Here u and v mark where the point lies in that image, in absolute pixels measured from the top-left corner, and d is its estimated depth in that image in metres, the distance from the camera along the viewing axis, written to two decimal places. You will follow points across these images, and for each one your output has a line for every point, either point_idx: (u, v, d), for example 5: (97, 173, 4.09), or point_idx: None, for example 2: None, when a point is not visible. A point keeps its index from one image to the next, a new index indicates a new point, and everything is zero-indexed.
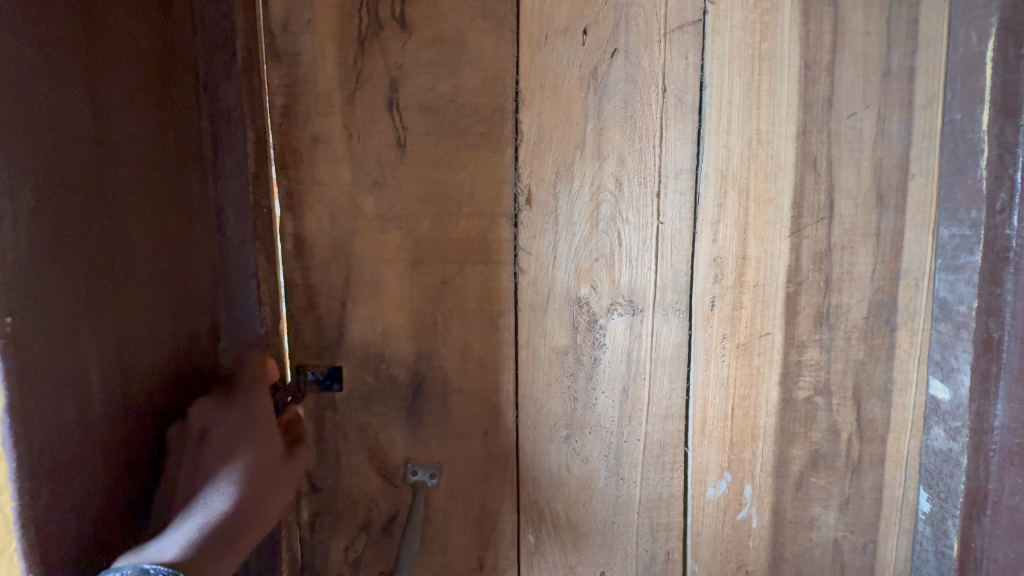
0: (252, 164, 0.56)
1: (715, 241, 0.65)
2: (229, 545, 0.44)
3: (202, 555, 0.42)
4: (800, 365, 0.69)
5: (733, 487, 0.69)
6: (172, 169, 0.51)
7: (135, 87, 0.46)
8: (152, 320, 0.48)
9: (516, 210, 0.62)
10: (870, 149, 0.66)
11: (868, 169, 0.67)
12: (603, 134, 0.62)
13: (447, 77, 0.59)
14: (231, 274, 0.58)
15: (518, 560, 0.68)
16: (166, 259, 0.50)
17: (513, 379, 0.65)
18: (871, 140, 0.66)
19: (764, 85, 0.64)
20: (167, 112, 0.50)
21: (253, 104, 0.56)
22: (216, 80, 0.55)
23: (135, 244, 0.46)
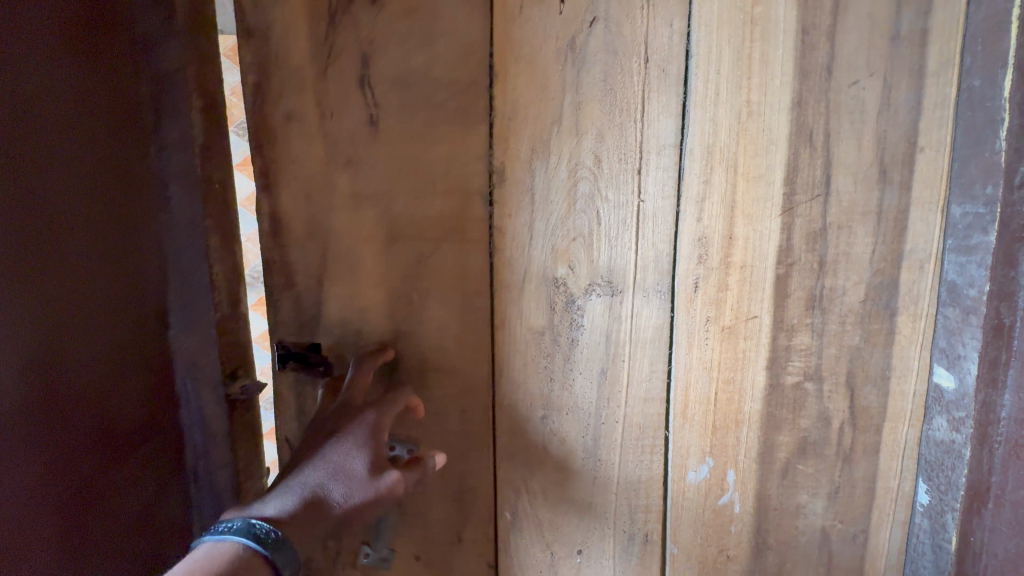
0: (199, 132, 0.62)
1: (699, 220, 0.63)
2: (327, 515, 0.56)
3: (300, 523, 0.54)
4: (788, 350, 0.66)
5: (715, 472, 0.68)
6: (117, 161, 0.59)
7: (68, 98, 0.54)
8: (94, 308, 0.57)
9: (491, 187, 0.61)
10: (873, 120, 0.62)
11: (870, 143, 0.62)
12: (581, 108, 0.60)
13: (419, 51, 0.58)
14: (180, 238, 0.63)
15: (495, 536, 0.69)
16: (114, 249, 0.59)
17: (490, 359, 0.64)
18: (875, 111, 0.62)
19: (756, 52, 0.60)
20: (107, 105, 0.57)
21: (201, 78, 0.62)
22: (155, 53, 0.60)
23: (75, 245, 0.55)
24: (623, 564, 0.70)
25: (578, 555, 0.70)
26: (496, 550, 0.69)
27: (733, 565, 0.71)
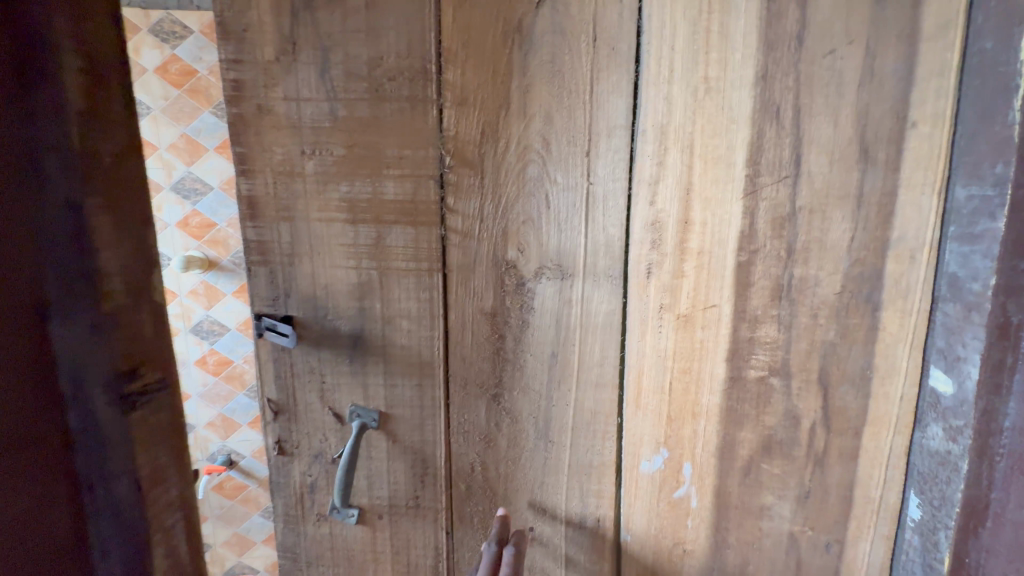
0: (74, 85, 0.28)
1: (653, 203, 0.61)
2: None
3: None
4: (751, 342, 0.62)
5: (670, 463, 0.66)
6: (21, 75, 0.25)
7: None
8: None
9: (442, 171, 0.63)
10: (853, 94, 0.56)
11: (849, 119, 0.56)
12: (529, 91, 0.60)
13: (373, 42, 0.61)
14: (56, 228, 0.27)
15: (450, 505, 0.72)
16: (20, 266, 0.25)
17: (444, 337, 0.68)
18: (855, 84, 0.56)
19: (714, 24, 0.56)
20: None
21: None
22: None
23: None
24: (576, 545, 0.71)
25: (530, 532, 0.71)
26: (452, 518, 0.73)
27: (691, 560, 0.69)
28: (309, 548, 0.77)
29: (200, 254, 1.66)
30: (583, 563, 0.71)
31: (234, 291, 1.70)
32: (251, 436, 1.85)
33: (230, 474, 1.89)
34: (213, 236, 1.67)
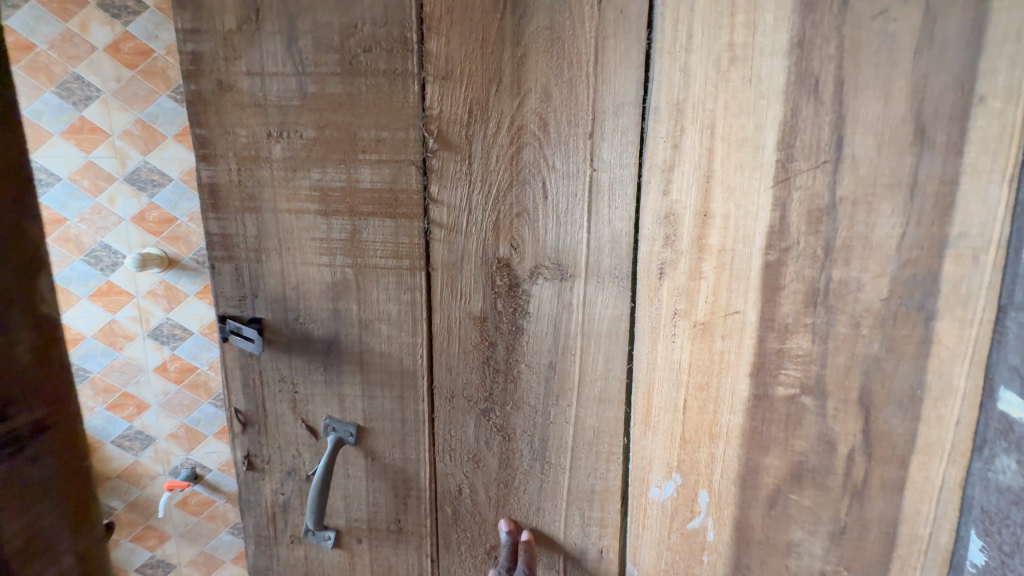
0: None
1: (666, 192, 0.52)
2: None
3: None
4: (780, 355, 0.54)
5: (683, 491, 0.58)
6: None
7: None
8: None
9: (425, 156, 0.55)
10: (907, 63, 0.47)
11: (901, 94, 0.47)
12: (523, 63, 0.52)
13: (346, 7, 0.53)
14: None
15: (435, 530, 0.65)
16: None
17: (428, 344, 0.60)
18: (909, 51, 0.47)
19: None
20: None
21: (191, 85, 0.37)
22: None
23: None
24: None
25: None
26: (438, 544, 0.65)
27: None
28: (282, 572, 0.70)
29: (160, 252, 1.53)
30: None
31: (198, 292, 1.59)
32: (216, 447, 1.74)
33: (196, 487, 1.79)
34: (170, 232, 1.53)
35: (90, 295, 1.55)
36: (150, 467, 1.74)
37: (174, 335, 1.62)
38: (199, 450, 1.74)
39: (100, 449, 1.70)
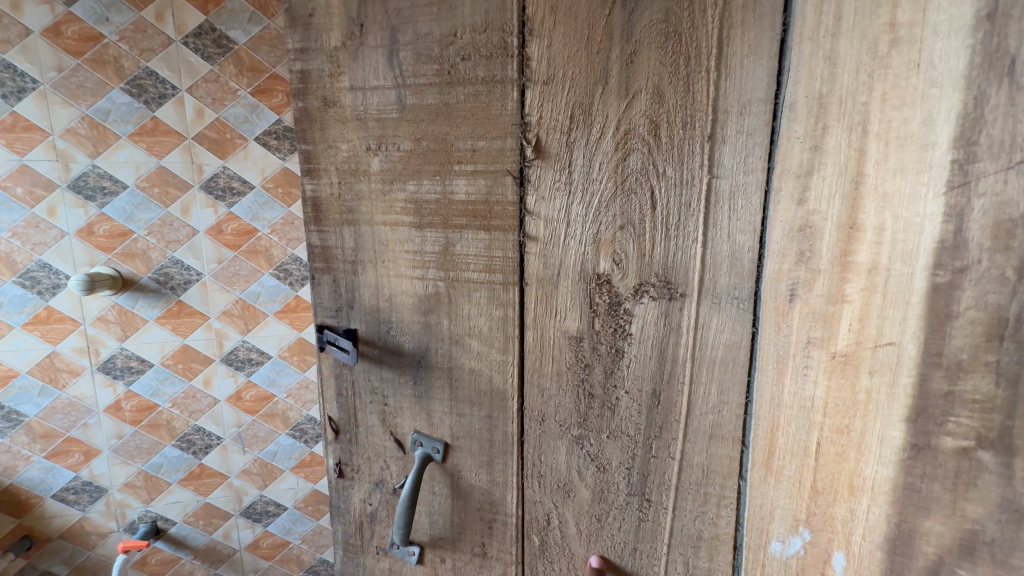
0: None
1: (802, 202, 0.45)
2: None
3: None
4: (948, 399, 0.44)
5: (813, 549, 0.50)
6: None
7: None
8: None
9: (523, 165, 0.52)
10: None
11: None
12: (633, 61, 0.47)
13: (446, 16, 0.52)
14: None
15: (520, 558, 0.61)
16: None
17: (519, 363, 0.57)
18: None
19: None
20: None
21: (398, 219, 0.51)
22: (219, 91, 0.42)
23: None
24: None
25: None
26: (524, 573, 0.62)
27: None
28: None
29: (111, 271, 1.44)
30: None
31: (277, 311, 1.56)
32: (229, 490, 1.72)
33: (157, 544, 1.75)
34: (125, 249, 1.44)
35: (25, 323, 1.44)
36: (99, 523, 1.68)
37: (248, 360, 1.59)
38: (274, 488, 1.73)
39: (39, 506, 1.62)
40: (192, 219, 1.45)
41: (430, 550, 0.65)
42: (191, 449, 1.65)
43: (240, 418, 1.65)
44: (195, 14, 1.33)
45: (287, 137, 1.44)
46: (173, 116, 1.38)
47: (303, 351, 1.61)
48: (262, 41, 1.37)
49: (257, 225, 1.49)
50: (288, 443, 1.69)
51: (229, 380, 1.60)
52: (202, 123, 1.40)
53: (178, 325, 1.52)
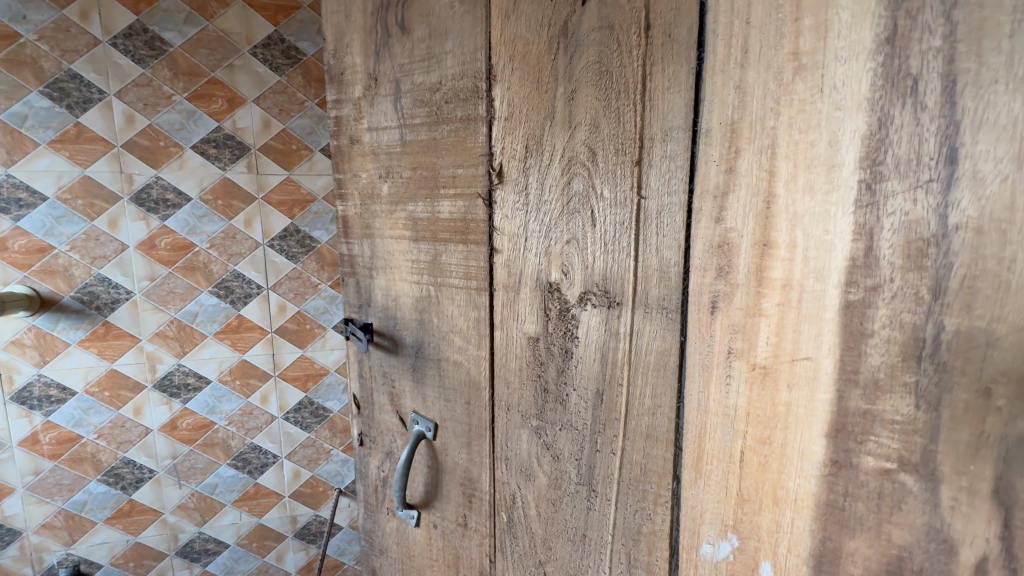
0: None
1: (719, 220, 0.48)
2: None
3: None
4: (866, 417, 0.44)
5: (742, 556, 0.51)
6: None
7: None
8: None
9: (491, 189, 0.62)
10: None
11: None
12: (574, 98, 0.54)
13: (434, 68, 0.64)
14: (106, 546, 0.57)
15: (492, 532, 0.70)
16: None
17: (490, 358, 0.66)
18: None
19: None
20: None
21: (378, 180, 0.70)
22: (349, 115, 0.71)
23: None
24: None
25: None
26: (495, 546, 0.70)
27: None
28: (383, 535, 0.84)
29: (26, 288, 1.75)
30: None
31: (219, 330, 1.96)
32: (161, 528, 2.07)
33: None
34: (45, 265, 1.75)
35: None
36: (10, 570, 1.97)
37: (185, 386, 1.98)
38: (215, 522, 2.12)
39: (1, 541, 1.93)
40: (121, 230, 1.80)
41: (425, 515, 0.76)
42: (119, 484, 1.98)
43: (175, 448, 2.02)
44: (123, 15, 1.69)
45: (227, 144, 1.85)
46: (101, 120, 1.72)
47: (245, 373, 2.02)
48: (200, 45, 1.77)
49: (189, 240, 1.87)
50: (229, 474, 2.10)
51: (161, 411, 1.95)
52: (130, 128, 1.75)
53: (103, 347, 1.85)
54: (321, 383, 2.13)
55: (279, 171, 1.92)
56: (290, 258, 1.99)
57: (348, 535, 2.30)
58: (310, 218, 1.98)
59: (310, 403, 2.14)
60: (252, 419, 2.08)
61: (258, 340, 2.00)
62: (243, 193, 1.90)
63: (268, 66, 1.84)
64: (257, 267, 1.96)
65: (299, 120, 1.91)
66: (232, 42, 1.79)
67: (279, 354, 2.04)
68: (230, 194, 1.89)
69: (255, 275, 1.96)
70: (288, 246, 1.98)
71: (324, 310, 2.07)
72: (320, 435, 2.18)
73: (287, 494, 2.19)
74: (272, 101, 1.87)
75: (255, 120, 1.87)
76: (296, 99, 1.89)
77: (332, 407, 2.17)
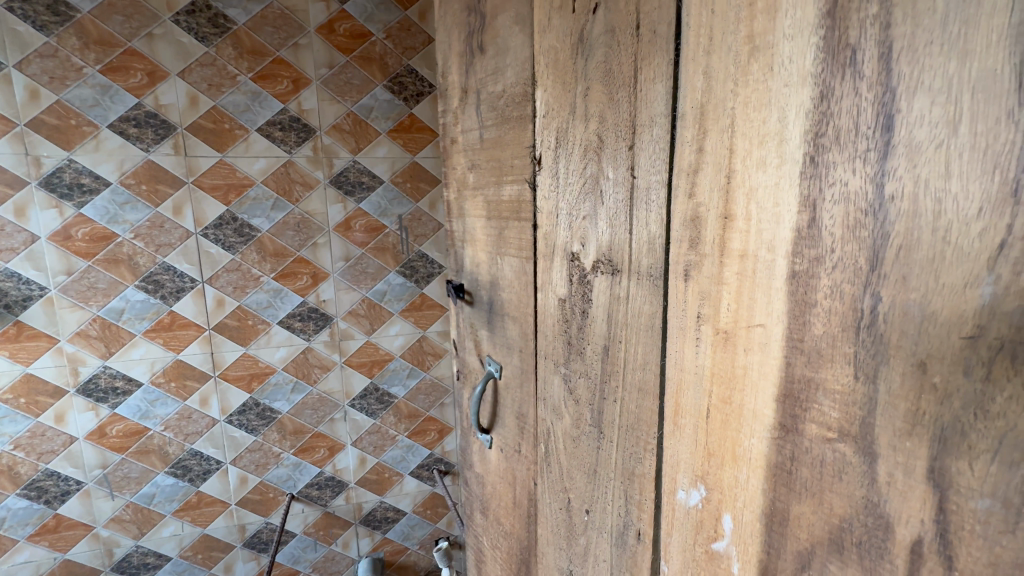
0: None
1: (691, 196, 0.53)
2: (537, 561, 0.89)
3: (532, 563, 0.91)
4: (809, 383, 0.45)
5: (708, 506, 0.56)
6: None
7: None
8: None
9: (535, 175, 0.75)
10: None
11: (989, 45, 0.32)
12: (588, 94, 0.64)
13: (500, 80, 0.80)
14: None
15: (536, 460, 0.85)
16: None
17: (534, 315, 0.80)
18: None
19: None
20: None
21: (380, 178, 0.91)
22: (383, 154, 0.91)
23: None
24: (618, 547, 0.70)
25: (585, 515, 0.75)
26: (538, 472, 0.85)
27: None
28: (475, 452, 1.08)
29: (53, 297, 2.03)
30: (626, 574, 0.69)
31: (149, 329, 2.19)
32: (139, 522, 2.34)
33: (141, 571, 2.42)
34: (109, 254, 2.08)
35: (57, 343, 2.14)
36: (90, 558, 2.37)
37: (112, 389, 2.20)
38: (152, 533, 2.39)
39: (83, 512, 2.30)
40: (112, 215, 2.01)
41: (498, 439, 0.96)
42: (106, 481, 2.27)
43: (105, 458, 2.26)
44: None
45: (150, 123, 2.03)
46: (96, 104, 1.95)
47: (181, 373, 2.27)
48: (139, 15, 1.96)
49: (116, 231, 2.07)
50: (168, 483, 2.37)
51: (91, 414, 2.20)
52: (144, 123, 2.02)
53: (166, 338, 2.22)
54: (268, 383, 2.40)
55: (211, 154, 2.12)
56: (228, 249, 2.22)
57: (302, 541, 2.63)
58: (249, 205, 2.21)
59: (254, 406, 2.41)
60: (190, 424, 2.34)
61: (197, 335, 2.26)
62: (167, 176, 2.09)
63: (194, 36, 2.03)
64: (188, 258, 2.18)
65: (232, 96, 2.11)
66: (151, 5, 1.97)
67: (220, 354, 2.31)
68: (154, 179, 2.08)
69: (189, 268, 2.19)
70: (222, 235, 2.19)
71: (266, 305, 2.31)
72: (268, 437, 2.46)
73: (232, 502, 2.48)
74: (201, 75, 2.06)
75: (179, 96, 2.05)
76: (226, 71, 2.08)
77: (280, 407, 2.44)
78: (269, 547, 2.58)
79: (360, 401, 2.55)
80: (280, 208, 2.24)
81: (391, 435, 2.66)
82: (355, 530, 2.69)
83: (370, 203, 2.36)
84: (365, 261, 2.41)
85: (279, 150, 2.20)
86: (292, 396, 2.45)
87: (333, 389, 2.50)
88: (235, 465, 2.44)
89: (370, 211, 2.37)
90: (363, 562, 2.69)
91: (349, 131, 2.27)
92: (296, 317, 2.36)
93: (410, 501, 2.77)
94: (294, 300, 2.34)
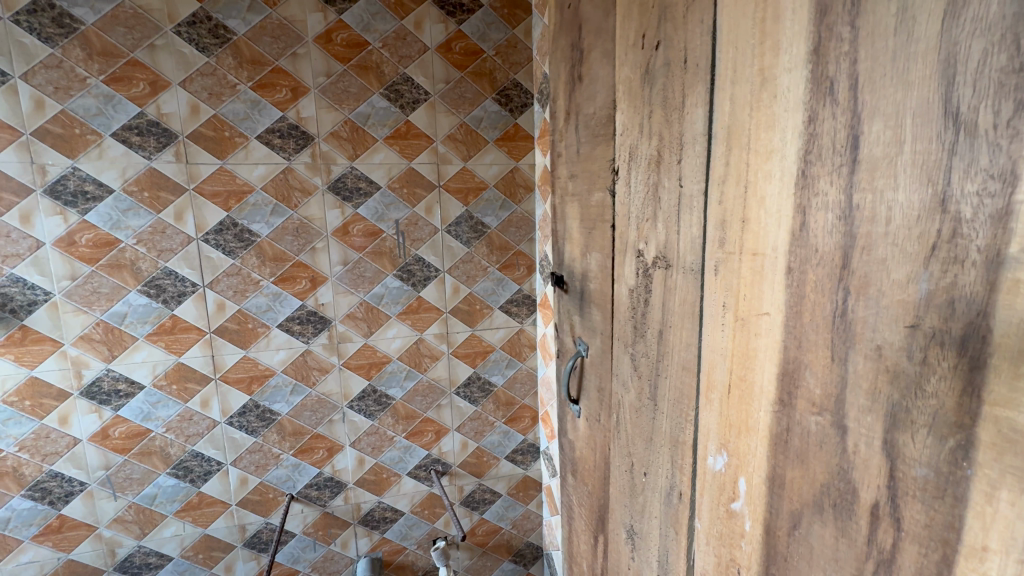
0: None
1: (720, 202, 0.60)
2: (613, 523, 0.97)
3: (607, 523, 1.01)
4: (799, 363, 0.51)
5: (728, 471, 0.62)
6: None
7: None
8: None
9: (614, 182, 0.86)
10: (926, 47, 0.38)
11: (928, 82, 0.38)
12: (651, 115, 0.74)
13: (592, 105, 0.93)
14: None
15: (610, 429, 0.95)
16: None
17: (612, 305, 0.90)
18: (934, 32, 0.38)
19: (771, 11, 0.52)
20: None
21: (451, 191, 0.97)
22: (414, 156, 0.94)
23: None
24: (666, 507, 0.77)
25: (644, 477, 0.83)
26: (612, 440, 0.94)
27: None
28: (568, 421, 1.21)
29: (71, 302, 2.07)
30: (673, 531, 0.76)
31: (151, 331, 2.17)
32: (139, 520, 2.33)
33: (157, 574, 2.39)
34: (112, 259, 2.07)
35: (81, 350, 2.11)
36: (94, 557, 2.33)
37: (115, 392, 2.18)
38: (159, 533, 2.38)
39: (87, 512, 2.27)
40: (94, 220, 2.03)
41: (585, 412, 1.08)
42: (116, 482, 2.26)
43: (108, 459, 2.24)
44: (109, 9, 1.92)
45: (151, 131, 2.02)
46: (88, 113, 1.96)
47: (182, 376, 2.24)
48: (116, 21, 1.93)
49: (116, 235, 2.06)
50: (170, 484, 2.33)
51: (91, 418, 2.18)
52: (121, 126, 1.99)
53: (169, 341, 2.19)
54: (267, 385, 2.35)
55: (213, 160, 2.11)
56: (228, 253, 2.19)
57: (299, 542, 2.57)
58: (249, 211, 2.18)
59: (255, 407, 2.35)
60: (190, 425, 2.29)
61: (201, 339, 2.23)
62: (167, 181, 2.07)
63: (194, 46, 2.01)
64: (190, 263, 2.15)
65: (231, 104, 2.09)
66: (155, 18, 1.96)
67: (223, 355, 2.27)
68: (156, 185, 2.06)
69: (190, 271, 2.16)
70: (221, 239, 2.16)
71: (265, 309, 2.28)
72: (268, 440, 2.41)
73: (232, 503, 2.43)
74: (202, 83, 2.04)
75: (181, 105, 2.04)
76: (226, 80, 2.07)
77: (279, 410, 2.37)
78: (268, 547, 2.53)
79: (357, 403, 2.49)
80: (280, 212, 2.22)
81: (389, 436, 2.58)
82: (352, 530, 2.63)
83: (369, 208, 2.32)
84: (361, 265, 2.36)
85: (279, 158, 2.18)
86: (291, 399, 2.40)
87: (330, 391, 2.45)
88: (235, 467, 2.39)
89: (366, 216, 2.33)
90: (361, 562, 2.62)
91: (345, 138, 2.23)
92: (295, 320, 2.32)
93: (409, 501, 2.69)
94: (292, 303, 2.30)
